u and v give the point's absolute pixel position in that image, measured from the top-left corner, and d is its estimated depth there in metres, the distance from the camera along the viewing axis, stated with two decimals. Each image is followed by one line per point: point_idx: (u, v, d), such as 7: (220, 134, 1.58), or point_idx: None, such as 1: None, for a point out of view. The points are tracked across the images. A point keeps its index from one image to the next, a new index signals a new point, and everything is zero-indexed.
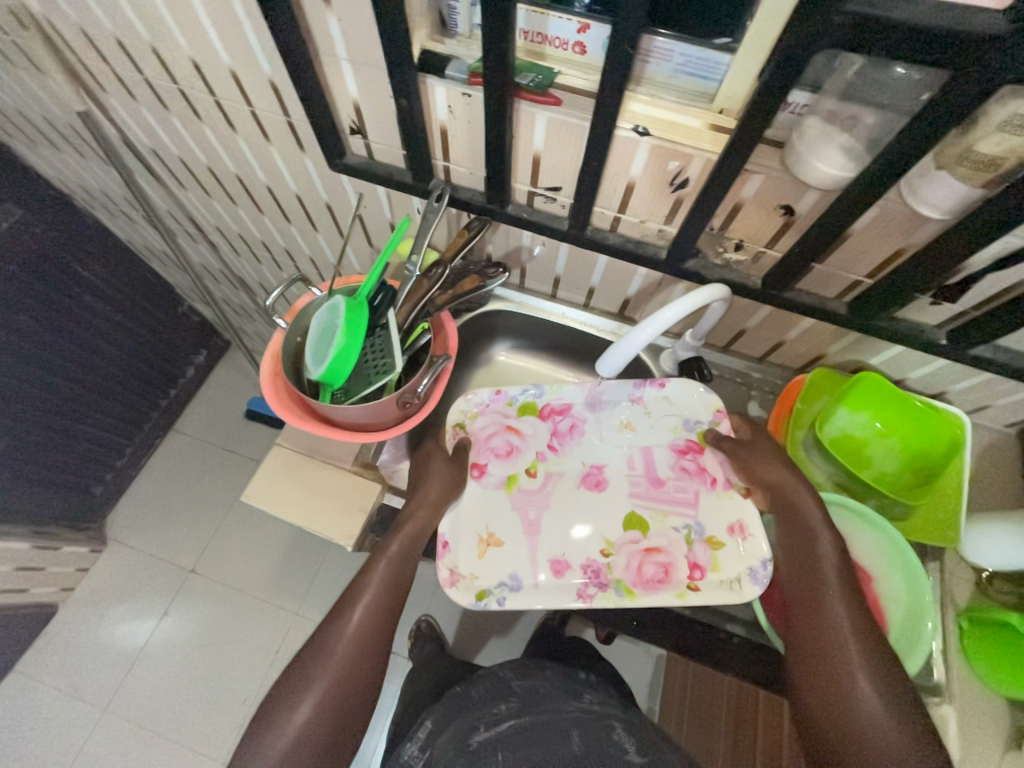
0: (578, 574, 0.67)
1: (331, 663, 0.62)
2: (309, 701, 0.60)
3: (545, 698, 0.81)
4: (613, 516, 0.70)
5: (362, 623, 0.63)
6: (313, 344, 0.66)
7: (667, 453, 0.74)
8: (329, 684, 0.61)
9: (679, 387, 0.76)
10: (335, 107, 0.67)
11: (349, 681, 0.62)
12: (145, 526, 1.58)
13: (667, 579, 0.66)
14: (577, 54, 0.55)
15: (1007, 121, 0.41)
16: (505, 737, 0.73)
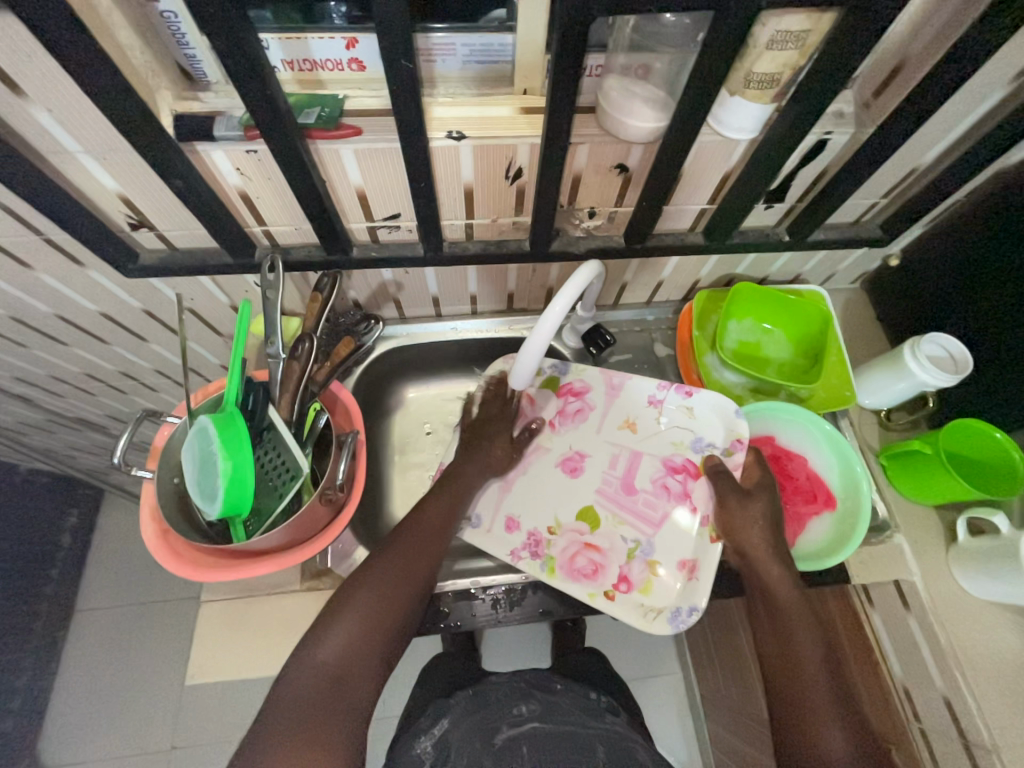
0: (523, 536, 0.70)
1: (385, 580, 0.58)
2: (357, 611, 0.56)
3: (566, 705, 0.78)
4: (573, 501, 0.71)
5: (413, 551, 0.60)
6: (192, 486, 0.55)
7: (656, 465, 0.71)
8: (380, 597, 0.57)
9: (701, 398, 0.72)
10: (97, 207, 0.55)
11: (398, 602, 0.57)
12: (88, 733, 1.29)
13: (592, 578, 0.66)
14: (356, 72, 0.50)
15: (772, 40, 0.43)
16: (531, 736, 0.70)
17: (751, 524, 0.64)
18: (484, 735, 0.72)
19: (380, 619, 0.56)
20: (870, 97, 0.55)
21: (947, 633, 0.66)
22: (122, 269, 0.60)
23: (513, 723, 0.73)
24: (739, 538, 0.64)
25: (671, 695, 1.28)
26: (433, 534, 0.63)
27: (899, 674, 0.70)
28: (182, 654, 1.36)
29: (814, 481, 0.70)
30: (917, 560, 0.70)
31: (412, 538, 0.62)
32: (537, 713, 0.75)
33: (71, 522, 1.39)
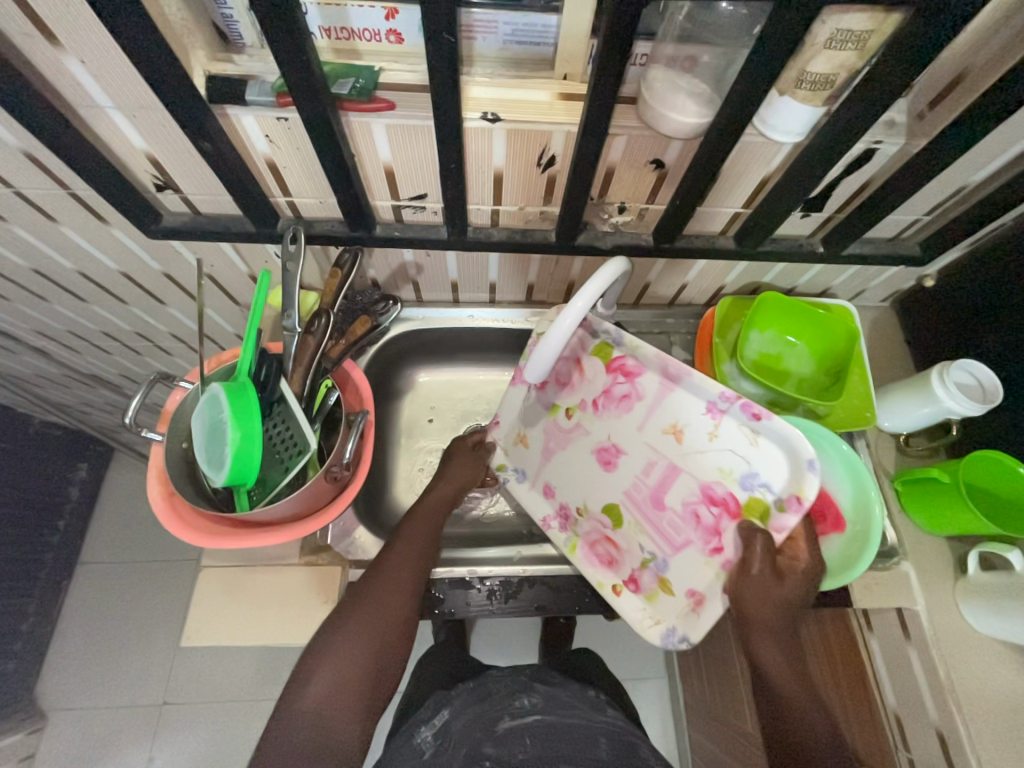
0: (556, 505, 0.71)
1: (370, 618, 0.57)
2: (342, 649, 0.55)
3: (569, 700, 0.79)
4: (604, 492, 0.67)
5: (392, 585, 0.59)
6: (201, 451, 0.56)
7: (693, 487, 0.61)
8: (367, 631, 0.56)
9: (772, 428, 0.56)
10: (124, 165, 0.55)
11: (386, 635, 0.56)
12: (86, 681, 1.33)
13: (608, 567, 0.66)
14: (394, 44, 0.48)
15: (831, 38, 0.41)
16: (534, 729, 0.71)
17: (769, 588, 0.54)
18: (486, 724, 0.73)
19: (372, 656, 0.55)
20: (926, 108, 0.52)
21: (947, 667, 0.64)
22: (145, 230, 0.60)
23: (515, 714, 0.74)
24: (752, 607, 0.54)
25: (656, 698, 1.28)
26: (409, 560, 0.62)
27: (892, 701, 0.69)
28: (181, 613, 1.39)
29: (825, 502, 0.68)
30: (922, 590, 0.69)
31: (390, 572, 0.60)
32: (540, 706, 0.75)
33: (80, 476, 1.41)
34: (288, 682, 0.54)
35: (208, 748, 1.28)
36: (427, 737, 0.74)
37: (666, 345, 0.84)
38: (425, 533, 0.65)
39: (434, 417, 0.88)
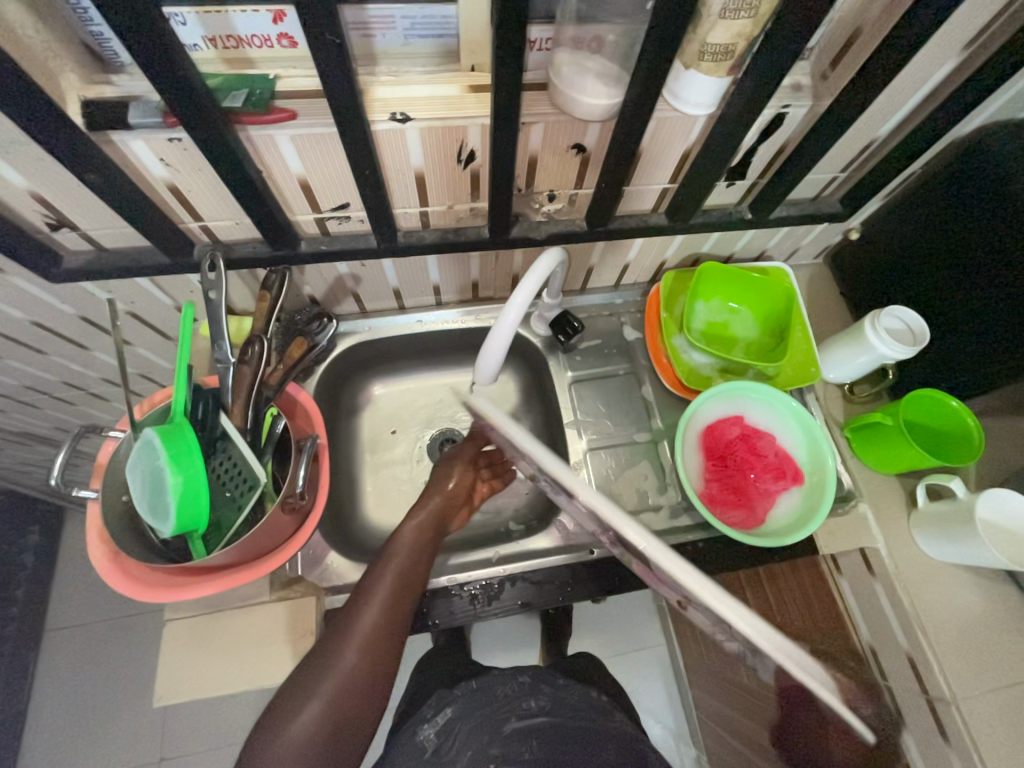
0: None
1: (362, 646, 0.56)
2: (333, 675, 0.54)
3: (577, 701, 0.79)
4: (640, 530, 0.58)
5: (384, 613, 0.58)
6: (141, 502, 0.52)
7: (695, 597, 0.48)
8: (359, 657, 0.56)
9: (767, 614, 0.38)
10: (7, 207, 0.50)
11: (379, 657, 0.56)
12: (70, 753, 1.26)
13: None
14: (288, 49, 0.46)
15: (725, 8, 0.41)
16: (540, 730, 0.72)
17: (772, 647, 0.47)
18: (492, 725, 0.73)
19: (363, 679, 0.55)
20: (828, 69, 0.54)
21: (910, 597, 0.68)
22: (47, 273, 0.55)
23: (522, 715, 0.74)
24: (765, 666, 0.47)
25: (656, 667, 1.32)
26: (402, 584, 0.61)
27: (866, 636, 0.71)
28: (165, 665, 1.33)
29: (784, 458, 0.70)
30: (880, 527, 0.73)
31: (382, 594, 0.59)
32: (546, 707, 0.76)
33: (31, 540, 1.32)
34: (274, 706, 0.54)
35: None
36: (431, 736, 0.74)
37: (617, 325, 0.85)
38: (414, 556, 0.63)
39: (396, 428, 0.86)
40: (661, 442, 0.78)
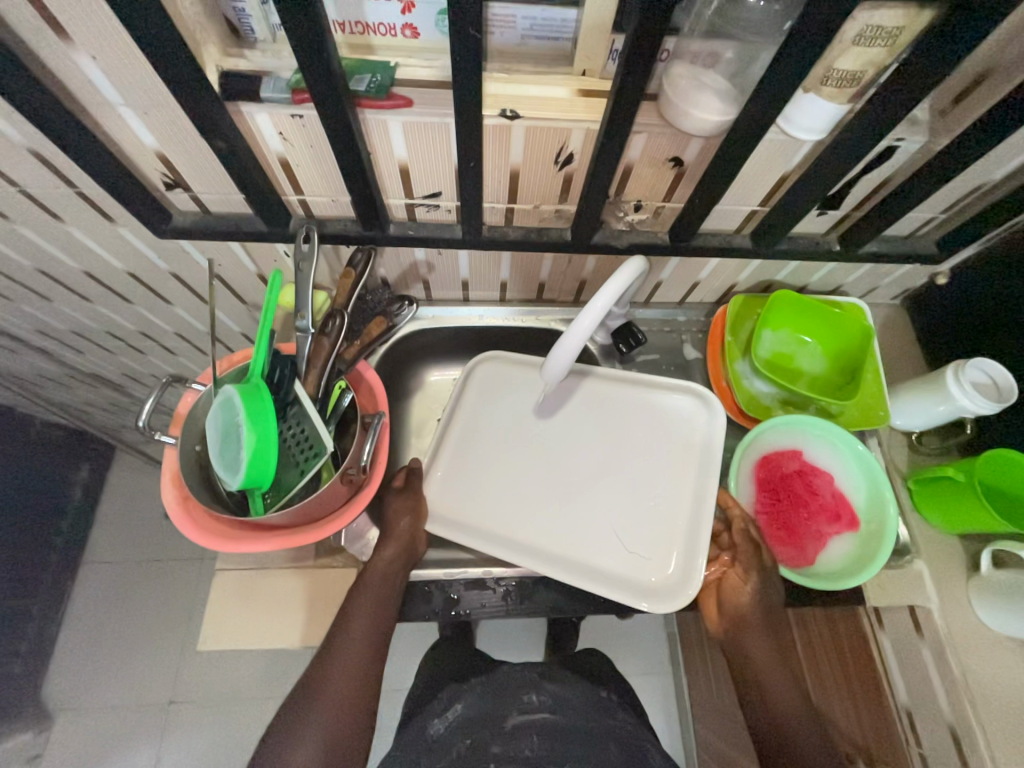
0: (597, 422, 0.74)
1: (330, 703, 0.55)
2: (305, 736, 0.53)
3: (579, 699, 0.79)
4: (604, 469, 0.70)
5: (349, 665, 0.56)
6: (215, 455, 0.55)
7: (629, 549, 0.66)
8: (330, 709, 0.54)
9: (636, 574, 0.64)
10: (133, 164, 0.54)
11: (348, 712, 0.55)
12: (92, 680, 1.33)
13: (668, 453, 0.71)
14: (409, 39, 0.47)
15: (861, 35, 0.41)
16: (541, 725, 0.72)
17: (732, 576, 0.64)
18: (493, 720, 0.74)
19: (337, 734, 0.54)
20: (948, 106, 0.51)
21: (961, 664, 0.65)
22: (155, 228, 0.59)
23: (524, 709, 0.75)
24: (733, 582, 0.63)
25: (661, 693, 1.29)
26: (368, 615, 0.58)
27: (904, 698, 0.69)
28: (186, 612, 1.39)
29: (840, 500, 0.68)
30: (936, 587, 0.69)
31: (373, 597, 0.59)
32: (549, 704, 0.76)
33: (81, 476, 1.40)
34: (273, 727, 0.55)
35: (217, 744, 1.28)
36: (439, 730, 0.75)
37: (678, 343, 0.84)
38: (377, 595, 0.59)
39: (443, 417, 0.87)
40: None
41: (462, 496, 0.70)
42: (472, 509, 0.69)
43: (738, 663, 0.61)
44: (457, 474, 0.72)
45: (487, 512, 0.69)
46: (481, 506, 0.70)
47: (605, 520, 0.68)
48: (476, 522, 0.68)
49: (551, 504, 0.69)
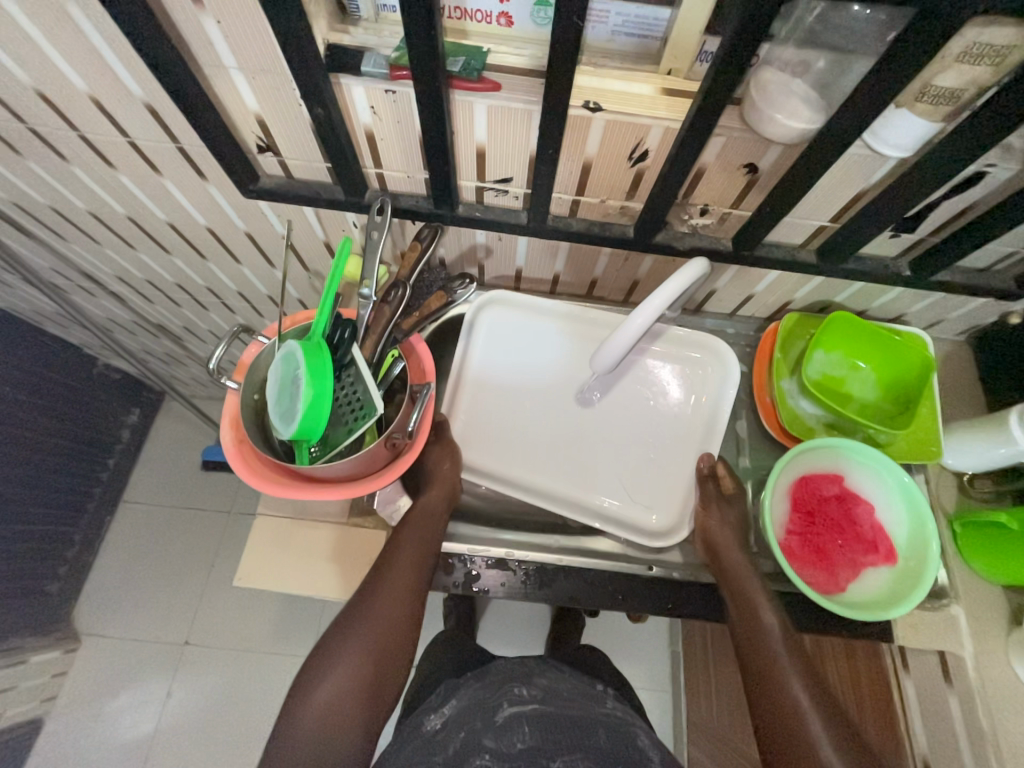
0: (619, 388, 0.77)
1: (380, 616, 0.59)
2: (350, 656, 0.58)
3: (568, 690, 0.79)
4: (622, 421, 0.76)
5: (395, 602, 0.60)
6: (273, 403, 0.59)
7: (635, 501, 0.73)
8: (374, 634, 0.58)
9: (639, 516, 0.72)
10: (233, 125, 0.58)
11: (392, 640, 0.59)
12: (119, 610, 1.41)
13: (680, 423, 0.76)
14: (503, 27, 0.49)
15: (965, 52, 0.40)
16: (532, 717, 0.71)
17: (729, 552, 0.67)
18: (486, 712, 0.73)
19: (384, 645, 0.59)
20: None
21: (991, 718, 0.62)
22: (243, 187, 0.63)
23: (514, 701, 0.75)
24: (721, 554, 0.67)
25: (660, 712, 1.27)
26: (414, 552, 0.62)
27: (922, 747, 0.69)
28: (210, 559, 1.46)
29: (879, 531, 0.66)
30: (973, 636, 0.66)
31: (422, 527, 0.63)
32: (539, 695, 0.76)
33: (132, 419, 1.49)
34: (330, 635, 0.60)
35: (224, 688, 1.34)
36: (435, 726, 0.74)
37: None
38: (422, 542, 0.62)
39: None
40: (745, 483, 0.76)
41: (489, 450, 0.74)
42: (498, 465, 0.74)
43: (740, 633, 0.63)
44: (486, 429, 0.75)
45: (511, 467, 0.74)
46: (507, 462, 0.74)
47: (617, 466, 0.74)
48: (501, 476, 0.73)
49: (572, 462, 0.74)
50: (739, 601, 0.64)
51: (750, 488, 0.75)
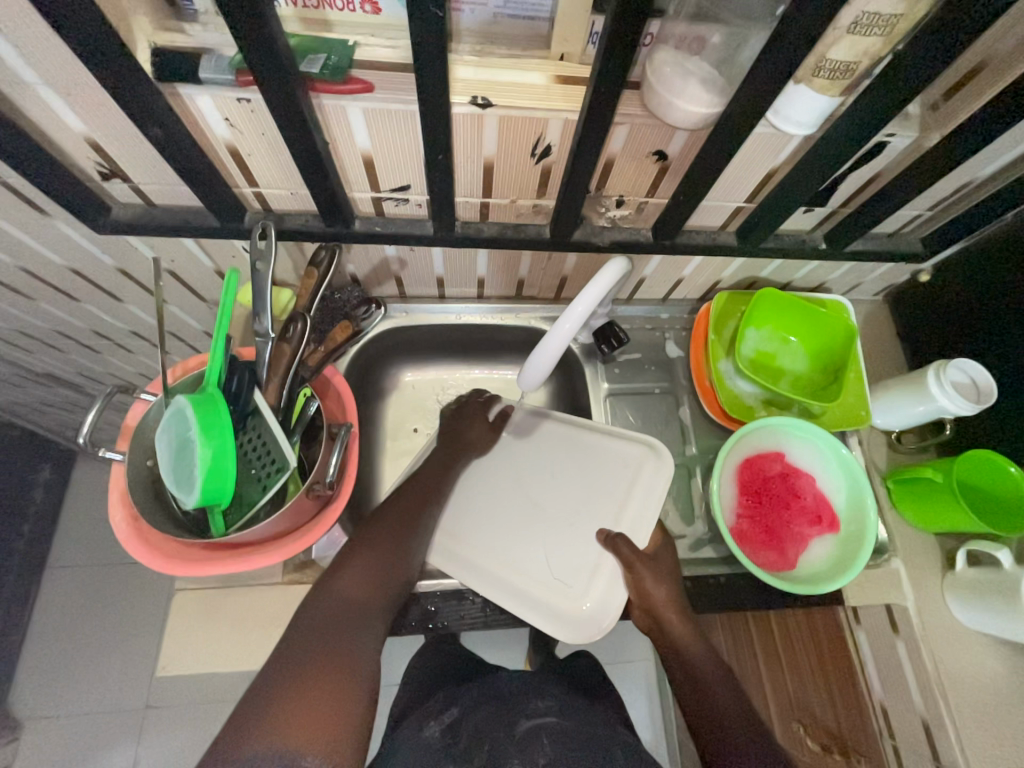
0: (543, 460, 0.73)
1: (399, 515, 0.63)
2: (365, 556, 0.58)
3: (576, 707, 0.75)
4: (550, 501, 0.70)
5: (392, 536, 0.60)
6: (167, 471, 0.51)
7: (543, 589, 0.65)
8: (369, 582, 0.56)
9: (553, 599, 0.64)
10: (62, 151, 0.48)
11: (400, 550, 0.60)
12: (61, 688, 1.28)
13: (605, 498, 0.69)
14: (370, 15, 0.43)
15: (857, 23, 0.38)
16: (551, 730, 0.67)
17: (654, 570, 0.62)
18: (503, 727, 0.68)
19: (401, 539, 0.61)
20: (940, 98, 0.49)
21: (935, 659, 0.66)
22: (93, 223, 0.54)
23: (531, 717, 0.70)
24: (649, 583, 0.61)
25: (648, 688, 1.29)
26: (414, 516, 0.63)
27: (878, 692, 0.71)
28: (159, 615, 1.34)
29: (819, 501, 0.68)
30: (912, 585, 0.70)
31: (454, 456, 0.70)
32: (553, 710, 0.72)
33: (42, 478, 1.32)
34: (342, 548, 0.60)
35: (196, 748, 1.25)
36: (436, 732, 0.72)
37: (660, 341, 0.82)
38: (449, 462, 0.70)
39: (422, 418, 0.83)
40: (694, 471, 0.76)
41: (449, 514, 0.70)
42: (459, 540, 0.68)
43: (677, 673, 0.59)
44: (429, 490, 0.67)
45: (479, 546, 0.68)
46: (464, 536, 0.68)
47: (539, 547, 0.67)
48: (471, 558, 0.67)
49: (499, 534, 0.68)
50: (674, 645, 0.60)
51: (698, 476, 0.75)
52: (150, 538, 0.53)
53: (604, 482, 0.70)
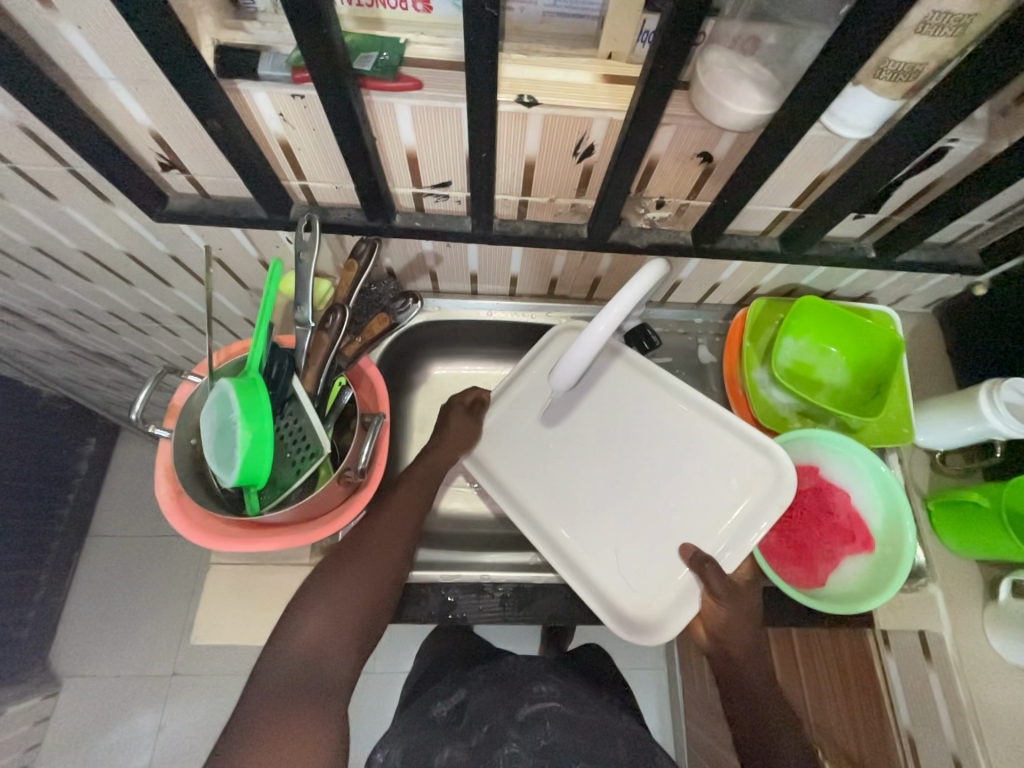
0: (640, 440, 0.67)
1: (369, 550, 0.59)
2: (327, 602, 0.55)
3: (587, 698, 0.75)
4: (636, 485, 0.65)
5: (361, 577, 0.57)
6: (210, 451, 0.54)
7: (609, 578, 0.62)
8: (329, 625, 0.54)
9: (619, 592, 0.61)
10: (126, 143, 0.51)
11: (374, 591, 0.57)
12: (98, 649, 1.35)
13: (700, 495, 0.63)
14: (421, 14, 0.44)
15: (925, 23, 0.36)
16: (553, 715, 0.68)
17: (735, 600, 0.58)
18: (507, 709, 0.70)
19: (374, 580, 0.57)
20: (1010, 103, 0.46)
21: (971, 693, 0.63)
22: (151, 212, 0.56)
23: (533, 701, 0.71)
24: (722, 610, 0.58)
25: (659, 697, 1.28)
26: (374, 556, 0.58)
27: (905, 720, 0.67)
28: (189, 587, 1.41)
29: (854, 520, 0.65)
30: (949, 613, 0.67)
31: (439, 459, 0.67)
32: (556, 694, 0.72)
33: (88, 450, 1.40)
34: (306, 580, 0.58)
35: (218, 716, 1.31)
36: (444, 712, 0.73)
37: (692, 346, 0.81)
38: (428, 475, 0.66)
39: None
40: None
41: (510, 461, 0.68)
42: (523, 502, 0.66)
43: (729, 681, 0.60)
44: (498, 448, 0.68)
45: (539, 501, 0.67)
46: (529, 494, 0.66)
47: (614, 532, 0.64)
48: (538, 520, 0.65)
49: (574, 505, 0.65)
50: (729, 659, 0.59)
51: None
52: (194, 512, 0.56)
53: (708, 478, 0.64)
